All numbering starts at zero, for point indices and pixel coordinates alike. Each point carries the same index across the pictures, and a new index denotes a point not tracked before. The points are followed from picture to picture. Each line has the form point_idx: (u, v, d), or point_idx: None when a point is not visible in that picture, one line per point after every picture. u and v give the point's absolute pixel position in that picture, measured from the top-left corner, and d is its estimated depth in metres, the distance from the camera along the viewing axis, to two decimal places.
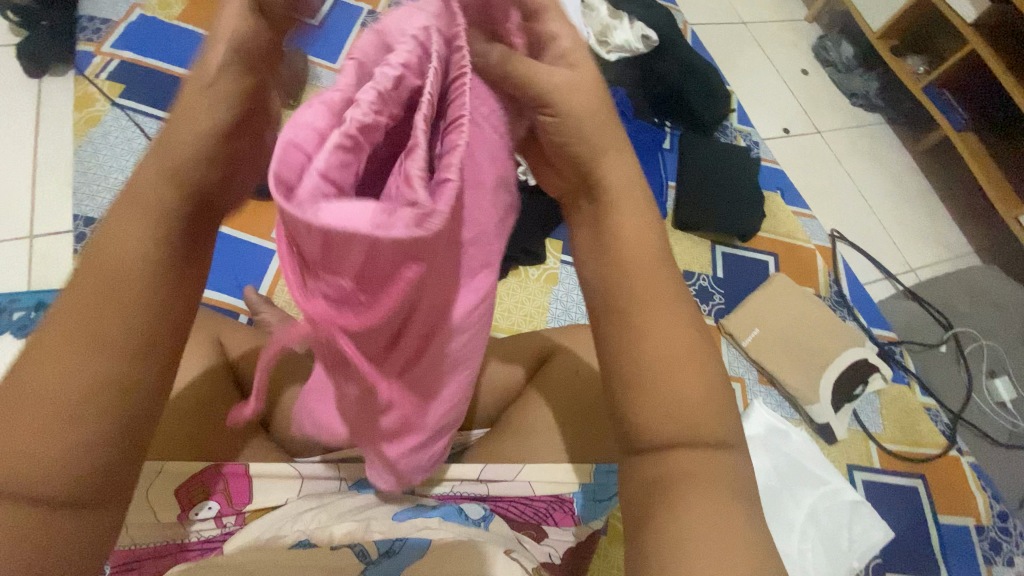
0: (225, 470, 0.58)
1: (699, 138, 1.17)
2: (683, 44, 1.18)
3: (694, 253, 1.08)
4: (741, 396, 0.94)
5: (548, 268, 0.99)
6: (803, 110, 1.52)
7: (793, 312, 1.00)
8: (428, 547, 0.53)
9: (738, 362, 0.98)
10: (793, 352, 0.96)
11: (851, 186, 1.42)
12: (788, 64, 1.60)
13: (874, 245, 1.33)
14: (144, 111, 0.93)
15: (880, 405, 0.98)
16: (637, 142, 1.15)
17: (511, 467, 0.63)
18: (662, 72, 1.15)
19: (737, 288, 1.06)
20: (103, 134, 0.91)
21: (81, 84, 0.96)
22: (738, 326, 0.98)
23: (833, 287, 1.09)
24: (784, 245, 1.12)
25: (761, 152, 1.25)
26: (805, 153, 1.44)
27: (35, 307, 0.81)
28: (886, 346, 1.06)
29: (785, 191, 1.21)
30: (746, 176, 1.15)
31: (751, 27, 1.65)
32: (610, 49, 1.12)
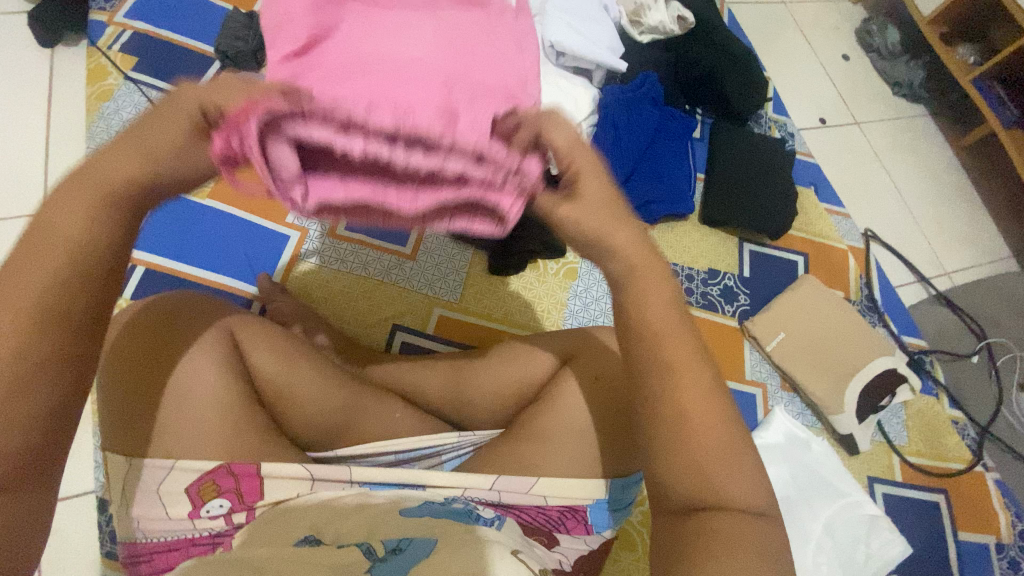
0: (237, 469, 0.57)
1: (730, 128, 1.12)
2: (720, 27, 1.11)
3: (720, 250, 1.04)
4: (761, 402, 0.92)
5: (568, 262, 0.96)
6: (841, 99, 1.44)
7: (821, 317, 0.96)
8: (432, 551, 0.53)
9: (761, 366, 0.95)
10: (818, 359, 0.93)
11: (887, 182, 1.35)
12: (828, 49, 1.52)
13: (908, 246, 1.27)
14: (157, 86, 0.90)
15: (905, 417, 0.95)
16: (669, 131, 1.04)
17: (525, 480, 0.61)
18: (696, 57, 1.09)
19: (763, 288, 1.02)
20: (116, 109, 0.88)
21: (94, 56, 0.92)
22: (762, 330, 0.95)
23: (864, 292, 1.05)
24: (815, 244, 1.07)
25: (796, 144, 1.19)
26: (842, 145, 1.37)
27: None
28: (916, 355, 1.02)
29: (819, 187, 1.15)
30: (778, 172, 1.10)
31: (790, 7, 1.55)
32: (643, 30, 1.05)
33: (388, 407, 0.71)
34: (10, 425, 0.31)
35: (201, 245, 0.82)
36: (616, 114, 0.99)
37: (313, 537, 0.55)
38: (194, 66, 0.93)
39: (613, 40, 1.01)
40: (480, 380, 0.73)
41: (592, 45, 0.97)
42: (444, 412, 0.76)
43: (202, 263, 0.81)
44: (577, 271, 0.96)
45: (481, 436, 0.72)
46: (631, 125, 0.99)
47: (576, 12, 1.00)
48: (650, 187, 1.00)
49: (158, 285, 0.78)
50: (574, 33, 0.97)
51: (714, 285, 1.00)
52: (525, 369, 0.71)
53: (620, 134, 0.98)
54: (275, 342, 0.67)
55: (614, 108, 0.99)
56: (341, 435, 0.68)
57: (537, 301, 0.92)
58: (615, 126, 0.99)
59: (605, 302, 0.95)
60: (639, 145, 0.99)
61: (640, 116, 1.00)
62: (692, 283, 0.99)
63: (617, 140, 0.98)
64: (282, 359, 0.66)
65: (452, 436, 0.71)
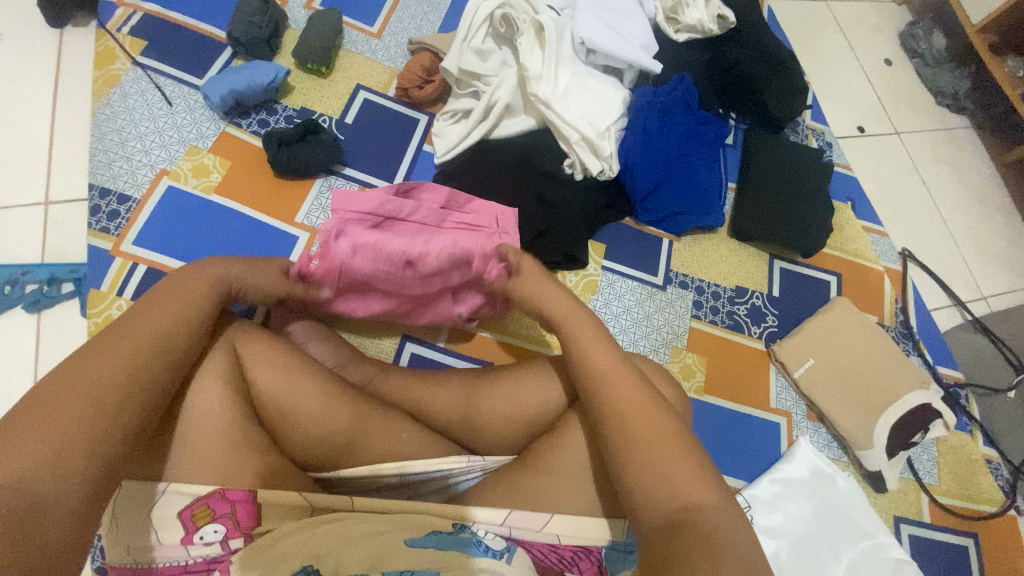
0: (233, 495, 0.55)
1: (766, 136, 1.05)
2: (761, 27, 1.04)
3: (749, 267, 0.98)
4: (786, 432, 0.88)
5: (588, 274, 0.92)
6: (881, 107, 1.37)
7: (854, 344, 0.91)
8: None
9: (787, 393, 0.90)
10: (848, 389, 0.88)
11: (926, 198, 1.28)
12: (869, 52, 1.43)
13: (944, 267, 1.21)
14: (166, 72, 0.86)
15: (936, 454, 0.90)
16: (702, 138, 0.97)
17: (538, 517, 0.59)
18: (735, 57, 1.02)
19: (793, 310, 0.97)
20: (123, 96, 0.84)
21: (101, 38, 0.88)
22: (791, 356, 0.90)
23: (899, 318, 0.99)
24: (849, 264, 1.02)
25: (834, 155, 1.12)
26: (880, 156, 1.30)
27: (47, 281, 0.78)
28: (950, 388, 0.96)
29: (856, 203, 1.09)
30: (814, 185, 1.03)
31: (832, 5, 1.47)
32: (679, 29, 1.00)
33: (394, 427, 0.67)
34: (85, 437, 0.44)
35: (204, 244, 0.78)
36: (652, 117, 0.92)
37: (308, 568, 0.53)
38: (204, 51, 0.88)
39: (647, 38, 0.95)
40: (494, 401, 0.70)
41: (625, 43, 0.91)
42: (456, 436, 0.72)
43: None
44: (598, 284, 0.91)
45: (492, 462, 0.68)
46: (663, 131, 0.93)
47: (609, 7, 0.94)
48: (680, 197, 0.95)
49: (159, 285, 0.75)
50: (606, 30, 0.91)
51: (742, 304, 0.95)
52: (545, 394, 0.70)
53: (653, 138, 0.92)
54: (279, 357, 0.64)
55: (650, 109, 0.93)
56: (346, 455, 0.64)
57: None
58: (649, 129, 0.92)
59: (627, 319, 0.90)
60: (672, 151, 0.93)
61: (674, 120, 0.94)
62: (718, 301, 0.94)
63: (651, 145, 0.92)
64: (285, 372, 0.63)
65: (461, 460, 0.67)
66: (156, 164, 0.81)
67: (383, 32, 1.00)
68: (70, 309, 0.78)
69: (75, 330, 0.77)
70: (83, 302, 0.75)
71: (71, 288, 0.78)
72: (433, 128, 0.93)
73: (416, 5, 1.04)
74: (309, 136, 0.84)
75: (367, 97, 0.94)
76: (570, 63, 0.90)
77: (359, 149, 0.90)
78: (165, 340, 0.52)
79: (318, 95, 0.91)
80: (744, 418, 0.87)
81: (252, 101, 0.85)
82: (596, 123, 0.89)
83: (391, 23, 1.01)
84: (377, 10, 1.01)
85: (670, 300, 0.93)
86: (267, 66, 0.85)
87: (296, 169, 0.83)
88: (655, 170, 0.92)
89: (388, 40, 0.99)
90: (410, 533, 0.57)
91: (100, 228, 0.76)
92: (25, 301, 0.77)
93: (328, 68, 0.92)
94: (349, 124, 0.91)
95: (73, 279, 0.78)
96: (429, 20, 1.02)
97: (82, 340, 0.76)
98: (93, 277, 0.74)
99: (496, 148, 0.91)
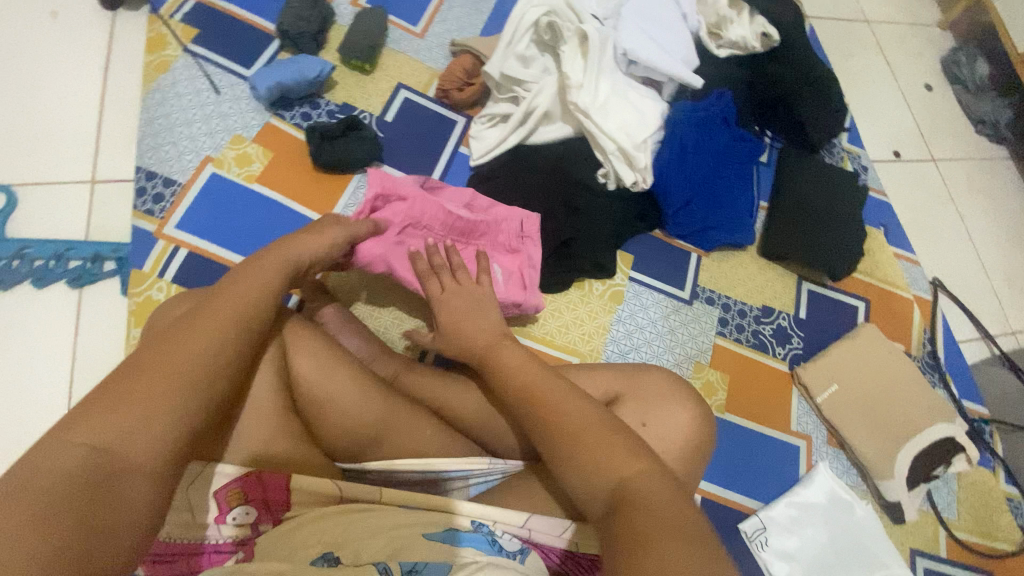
0: (267, 477, 0.57)
1: (801, 156, 1.05)
2: (804, 46, 1.03)
3: (777, 287, 0.98)
4: (805, 455, 0.87)
5: (615, 284, 0.92)
6: (918, 132, 1.35)
7: (880, 372, 0.90)
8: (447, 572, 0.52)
9: (808, 417, 0.90)
10: (871, 417, 0.87)
11: (959, 227, 1.26)
12: (909, 76, 1.42)
13: (974, 299, 1.19)
14: (215, 61, 0.88)
15: (957, 488, 0.89)
16: (737, 154, 0.97)
17: (559, 522, 0.60)
18: (776, 76, 1.01)
19: (819, 333, 0.96)
20: (172, 82, 0.86)
21: (155, 24, 0.90)
22: (814, 379, 0.89)
23: (926, 348, 0.98)
24: (878, 291, 1.01)
25: (869, 179, 1.11)
26: (915, 183, 1.28)
27: (92, 258, 0.80)
28: (975, 423, 0.95)
29: (889, 229, 1.07)
30: (847, 209, 1.02)
31: (874, 26, 1.45)
32: (721, 44, 1.00)
33: (417, 425, 0.68)
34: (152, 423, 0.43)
35: (243, 231, 0.80)
36: (688, 133, 0.93)
37: (329, 555, 0.54)
38: (253, 42, 0.90)
39: (689, 53, 0.95)
40: None
41: (667, 57, 0.92)
42: (477, 436, 0.73)
43: (243, 250, 0.79)
44: (624, 294, 0.92)
45: (512, 465, 0.69)
46: (699, 146, 0.94)
47: (653, 20, 0.94)
48: (711, 214, 0.94)
49: (197, 269, 0.77)
50: (649, 43, 0.91)
51: (767, 323, 0.95)
52: None
53: (687, 155, 0.93)
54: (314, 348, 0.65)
55: (686, 126, 0.93)
56: (368, 449, 0.66)
57: (578, 323, 0.88)
58: (683, 146, 0.93)
59: (650, 331, 0.90)
60: (705, 168, 0.94)
61: (710, 138, 0.94)
62: (744, 320, 0.94)
63: (684, 161, 0.92)
64: (317, 363, 0.64)
65: (485, 462, 0.68)
66: (201, 151, 0.82)
67: (427, 33, 1.01)
68: (110, 286, 0.80)
69: (115, 308, 0.79)
70: (125, 281, 0.78)
71: (113, 267, 0.81)
72: (470, 131, 0.94)
73: (459, 7, 1.05)
74: (350, 132, 0.85)
75: (407, 96, 0.95)
76: (612, 73, 0.90)
77: (397, 146, 0.92)
78: (204, 342, 0.48)
79: (360, 91, 0.93)
80: (763, 439, 0.87)
81: (297, 94, 0.87)
82: (634, 135, 0.89)
83: (435, 24, 1.02)
84: (421, 10, 1.02)
85: (696, 315, 0.92)
86: (313, 61, 0.87)
87: (336, 164, 0.84)
88: (688, 186, 0.93)
89: (431, 41, 1.01)
90: (428, 528, 0.58)
91: (145, 210, 0.79)
92: (69, 276, 0.80)
93: (371, 65, 0.94)
94: (389, 121, 0.92)
95: (116, 258, 0.81)
96: (472, 22, 1.04)
97: (121, 318, 0.78)
98: (136, 258, 0.76)
99: (532, 154, 0.92)
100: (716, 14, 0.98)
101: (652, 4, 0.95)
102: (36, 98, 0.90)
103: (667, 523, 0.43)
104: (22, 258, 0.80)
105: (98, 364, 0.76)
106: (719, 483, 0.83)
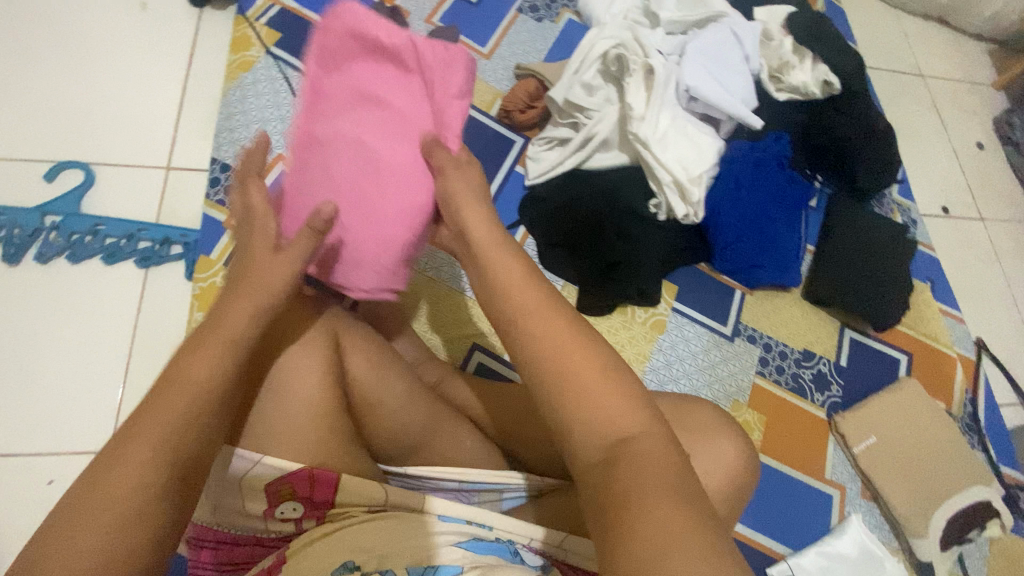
0: (316, 476, 0.57)
1: (852, 204, 1.05)
2: (864, 96, 1.04)
3: (819, 332, 0.97)
4: (837, 504, 0.86)
5: (658, 313, 0.93)
6: (968, 189, 1.34)
7: (920, 427, 0.89)
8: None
9: (843, 467, 0.88)
10: (907, 473, 0.86)
11: (1004, 289, 1.25)
12: (961, 133, 1.41)
13: (1015, 362, 1.17)
14: (295, 66, 0.92)
15: (990, 555, 0.87)
16: (789, 196, 0.98)
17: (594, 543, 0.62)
18: (833, 124, 1.02)
19: (859, 382, 0.95)
20: (253, 82, 0.90)
21: (241, 25, 0.95)
22: (852, 429, 0.88)
23: (967, 408, 0.97)
24: (922, 345, 1.00)
25: (918, 232, 1.10)
26: (961, 239, 1.27)
27: (161, 240, 0.84)
28: (1011, 489, 0.93)
29: (936, 284, 1.07)
30: (895, 260, 1.02)
31: (928, 81, 1.46)
32: (781, 87, 1.02)
33: (458, 433, 0.70)
34: (125, 505, 0.35)
35: None
36: (744, 173, 0.95)
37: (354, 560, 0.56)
38: None
39: (750, 94, 0.97)
40: None
41: (728, 97, 0.93)
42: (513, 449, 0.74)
43: None
44: (666, 324, 0.92)
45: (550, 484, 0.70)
46: (753, 187, 0.95)
47: (716, 60, 0.96)
48: (759, 254, 0.95)
49: None
50: (712, 82, 0.93)
51: (807, 367, 0.94)
52: None
53: (741, 193, 0.94)
54: (370, 349, 0.67)
55: (742, 166, 0.95)
56: (411, 452, 0.67)
57: (619, 349, 0.89)
58: (738, 185, 0.94)
59: (689, 364, 0.90)
60: (757, 209, 0.94)
61: (765, 180, 0.96)
62: (784, 362, 0.94)
63: (737, 200, 0.94)
64: (369, 363, 0.65)
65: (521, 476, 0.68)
66: (274, 150, 0.87)
67: (493, 54, 1.05)
68: (176, 270, 0.83)
69: (178, 290, 0.82)
70: (192, 266, 0.81)
71: (180, 251, 0.84)
72: (528, 151, 0.97)
73: (526, 32, 1.09)
74: None
75: (470, 113, 0.99)
76: (673, 107, 0.92)
77: None
78: (174, 405, 0.40)
79: None
80: (795, 484, 0.86)
81: None
82: (690, 169, 0.90)
83: (502, 46, 1.06)
84: (490, 32, 1.06)
85: (737, 353, 0.93)
86: None
87: None
88: (739, 224, 0.94)
89: (497, 62, 1.04)
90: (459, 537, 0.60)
91: (218, 201, 0.83)
92: (138, 256, 0.83)
93: None
94: None
95: (184, 242, 0.84)
96: (537, 48, 1.08)
97: (182, 301, 0.81)
98: (205, 244, 0.82)
99: (587, 179, 0.93)
100: (779, 59, 1.00)
101: (717, 44, 0.97)
102: (123, 84, 0.95)
103: (669, 493, 0.36)
104: (96, 235, 0.84)
105: (157, 343, 0.79)
106: (748, 524, 0.82)
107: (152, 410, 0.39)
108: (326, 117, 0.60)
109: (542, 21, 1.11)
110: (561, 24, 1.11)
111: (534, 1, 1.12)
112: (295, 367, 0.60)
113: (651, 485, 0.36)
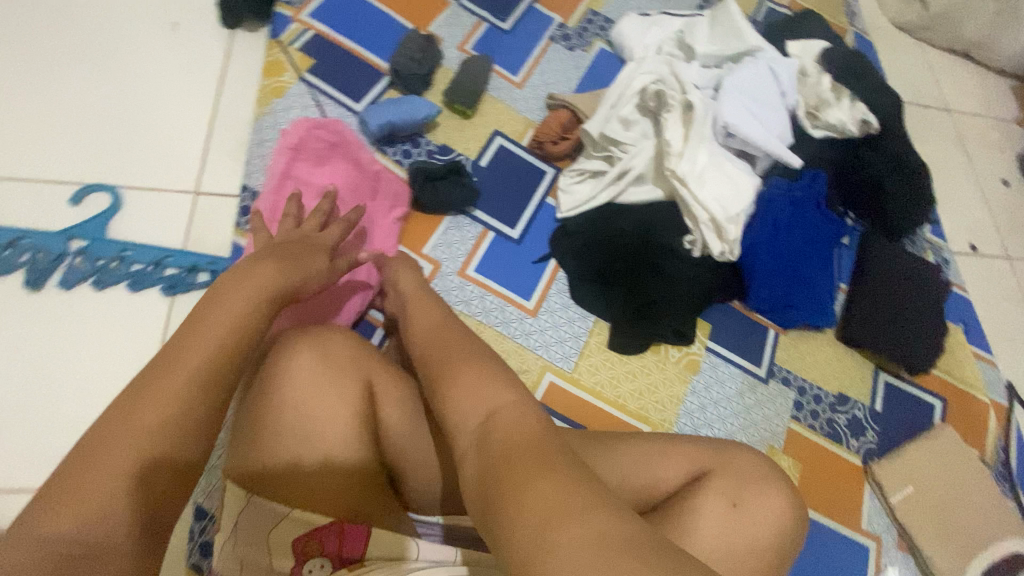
0: (346, 526, 0.56)
1: (886, 243, 1.03)
2: (900, 135, 1.03)
3: (852, 375, 0.95)
4: (873, 557, 0.84)
5: (692, 353, 0.91)
6: (995, 227, 1.33)
7: (960, 478, 0.87)
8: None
9: (879, 518, 0.86)
10: (946, 527, 0.84)
11: None
12: (988, 170, 1.41)
13: None
14: (327, 92, 0.91)
15: None
16: (825, 236, 0.97)
17: None
18: (870, 163, 1.01)
19: (894, 429, 0.93)
20: (285, 108, 0.89)
21: (273, 50, 0.94)
22: (888, 479, 0.87)
23: (999, 457, 0.95)
24: (956, 391, 0.98)
25: (951, 273, 1.09)
26: (990, 278, 1.26)
27: (187, 268, 0.82)
28: None
29: (969, 327, 1.05)
30: (928, 302, 1.01)
31: (954, 116, 1.45)
32: (817, 125, 1.00)
33: None
34: (125, 454, 0.42)
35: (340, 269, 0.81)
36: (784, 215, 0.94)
37: None
38: (364, 77, 0.93)
39: (786, 132, 0.96)
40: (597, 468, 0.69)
41: (766, 135, 0.92)
42: None
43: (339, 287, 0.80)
44: (700, 364, 0.90)
45: None
46: (790, 226, 0.94)
47: (754, 97, 0.95)
48: (795, 295, 0.93)
49: None
50: (750, 119, 0.92)
51: (842, 412, 0.92)
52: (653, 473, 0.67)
53: (779, 235, 0.93)
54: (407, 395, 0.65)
55: (781, 208, 0.94)
56: (442, 499, 0.63)
57: (652, 390, 0.87)
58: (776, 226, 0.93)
59: (724, 407, 0.88)
60: (795, 250, 0.93)
61: (802, 221, 0.95)
62: (819, 406, 0.92)
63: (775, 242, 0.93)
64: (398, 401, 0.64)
65: None
66: None
67: (526, 83, 1.03)
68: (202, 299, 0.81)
69: None
70: None
71: (206, 278, 0.82)
72: (560, 183, 0.95)
73: (558, 61, 1.08)
74: (451, 175, 0.87)
75: (502, 143, 0.97)
76: (710, 144, 0.90)
77: (489, 193, 0.93)
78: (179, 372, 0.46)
79: (459, 133, 0.95)
80: (832, 535, 0.83)
81: (402, 132, 0.89)
82: (727, 207, 0.88)
83: (534, 75, 1.05)
84: (522, 60, 1.05)
85: (771, 396, 0.90)
86: (421, 102, 0.89)
87: (435, 205, 0.86)
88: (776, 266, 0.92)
89: (529, 91, 1.03)
90: None
91: None
92: (163, 283, 0.81)
93: (472, 110, 0.96)
94: (483, 166, 0.94)
95: (210, 270, 0.82)
96: (569, 77, 1.07)
97: None
98: None
99: (621, 214, 0.92)
100: (817, 96, 0.99)
101: (755, 80, 0.96)
102: (152, 105, 0.93)
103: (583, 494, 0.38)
104: (122, 261, 0.82)
105: None
106: None
107: (163, 377, 0.45)
108: (302, 165, 0.81)
109: (574, 49, 1.10)
110: (593, 53, 1.10)
111: (566, 29, 1.11)
112: (327, 414, 0.58)
113: (556, 500, 0.37)
